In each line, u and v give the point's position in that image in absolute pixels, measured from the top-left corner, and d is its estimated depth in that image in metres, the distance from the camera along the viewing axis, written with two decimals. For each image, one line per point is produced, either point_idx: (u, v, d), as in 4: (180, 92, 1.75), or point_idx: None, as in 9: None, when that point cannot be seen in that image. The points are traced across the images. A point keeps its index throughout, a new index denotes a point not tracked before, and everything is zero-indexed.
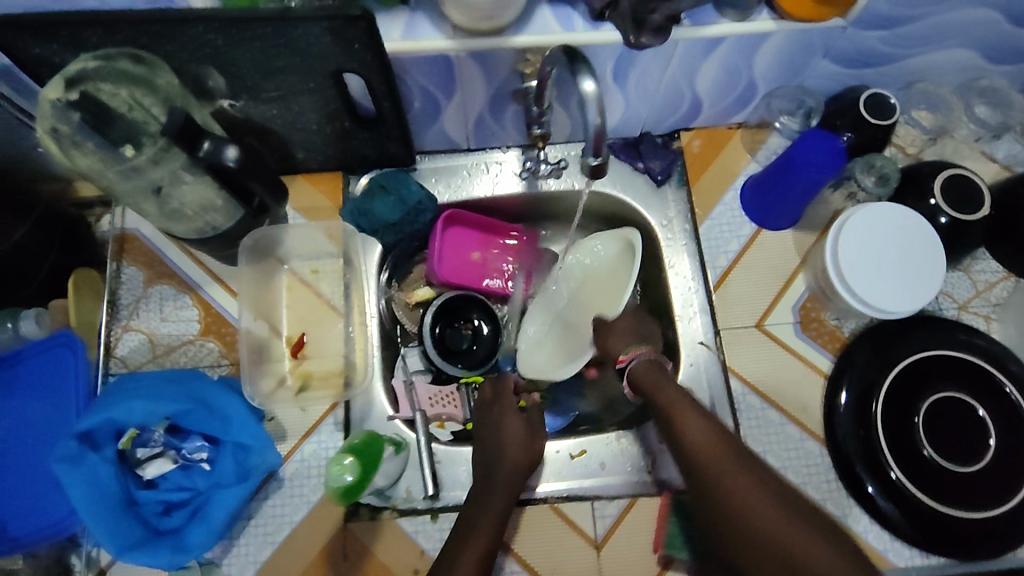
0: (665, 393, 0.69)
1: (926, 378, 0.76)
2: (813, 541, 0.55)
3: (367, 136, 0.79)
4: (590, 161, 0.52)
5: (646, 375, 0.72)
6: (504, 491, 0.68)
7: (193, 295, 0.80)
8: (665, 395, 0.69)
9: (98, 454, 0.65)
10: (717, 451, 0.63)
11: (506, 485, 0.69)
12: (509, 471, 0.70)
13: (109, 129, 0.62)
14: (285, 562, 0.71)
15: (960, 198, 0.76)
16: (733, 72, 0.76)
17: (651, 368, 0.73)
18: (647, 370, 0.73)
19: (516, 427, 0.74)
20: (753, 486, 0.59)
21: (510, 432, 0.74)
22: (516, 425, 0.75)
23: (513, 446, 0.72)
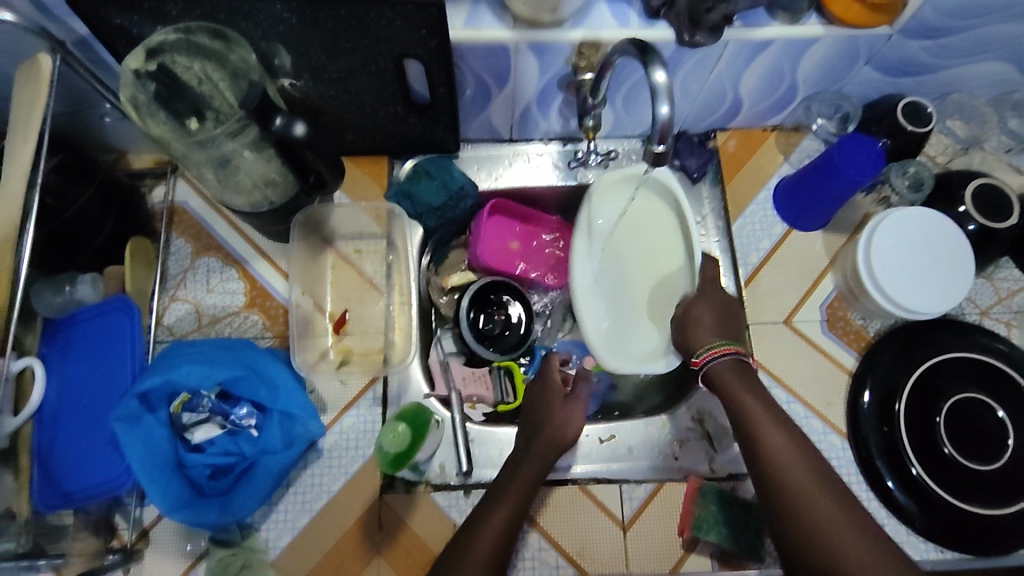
0: (748, 399, 0.63)
1: (949, 379, 0.78)
2: (882, 564, 0.54)
3: (417, 121, 0.81)
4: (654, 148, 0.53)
5: (728, 376, 0.65)
6: (531, 475, 0.69)
7: (238, 268, 0.82)
8: (748, 401, 0.63)
9: (153, 416, 0.68)
10: (796, 460, 0.59)
11: (536, 470, 0.69)
12: (543, 457, 0.71)
13: (180, 102, 0.64)
14: (322, 529, 0.74)
15: (991, 205, 0.79)
16: (777, 74, 0.78)
17: (735, 367, 0.66)
18: (731, 371, 0.65)
19: (561, 418, 0.74)
20: (831, 498, 0.57)
21: (556, 422, 0.74)
22: (563, 415, 0.74)
23: (555, 435, 0.73)
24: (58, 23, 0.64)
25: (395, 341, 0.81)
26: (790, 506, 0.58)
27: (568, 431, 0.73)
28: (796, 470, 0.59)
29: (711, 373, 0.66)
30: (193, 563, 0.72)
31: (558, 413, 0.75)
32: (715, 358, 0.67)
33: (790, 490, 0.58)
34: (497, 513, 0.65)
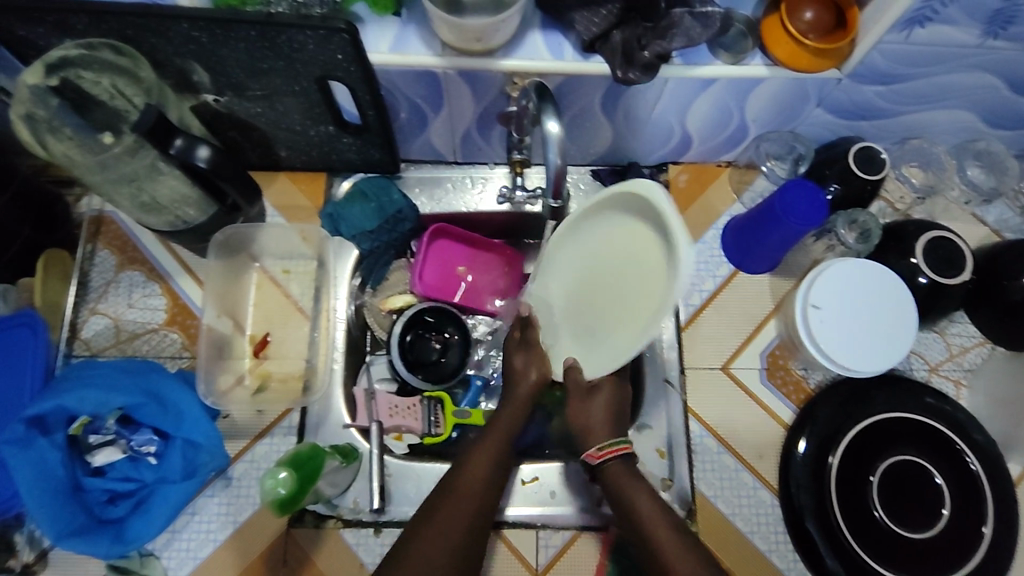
0: (637, 495, 0.60)
1: (887, 439, 0.75)
2: None
3: (351, 141, 0.78)
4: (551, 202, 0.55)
5: (618, 475, 0.62)
6: (497, 440, 0.66)
7: (162, 284, 0.80)
8: (639, 500, 0.60)
9: (47, 439, 0.65)
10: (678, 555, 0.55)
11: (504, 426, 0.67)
12: (508, 420, 0.68)
13: (89, 115, 0.63)
14: (224, 562, 0.72)
15: (944, 259, 0.75)
16: (725, 111, 0.75)
17: (625, 464, 0.63)
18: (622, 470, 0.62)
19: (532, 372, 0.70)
20: None
21: (523, 374, 0.70)
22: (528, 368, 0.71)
23: (521, 389, 0.70)
24: None
25: (317, 366, 0.79)
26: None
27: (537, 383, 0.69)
28: (683, 566, 0.54)
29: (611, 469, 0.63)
30: None
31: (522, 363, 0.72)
32: (610, 456, 0.63)
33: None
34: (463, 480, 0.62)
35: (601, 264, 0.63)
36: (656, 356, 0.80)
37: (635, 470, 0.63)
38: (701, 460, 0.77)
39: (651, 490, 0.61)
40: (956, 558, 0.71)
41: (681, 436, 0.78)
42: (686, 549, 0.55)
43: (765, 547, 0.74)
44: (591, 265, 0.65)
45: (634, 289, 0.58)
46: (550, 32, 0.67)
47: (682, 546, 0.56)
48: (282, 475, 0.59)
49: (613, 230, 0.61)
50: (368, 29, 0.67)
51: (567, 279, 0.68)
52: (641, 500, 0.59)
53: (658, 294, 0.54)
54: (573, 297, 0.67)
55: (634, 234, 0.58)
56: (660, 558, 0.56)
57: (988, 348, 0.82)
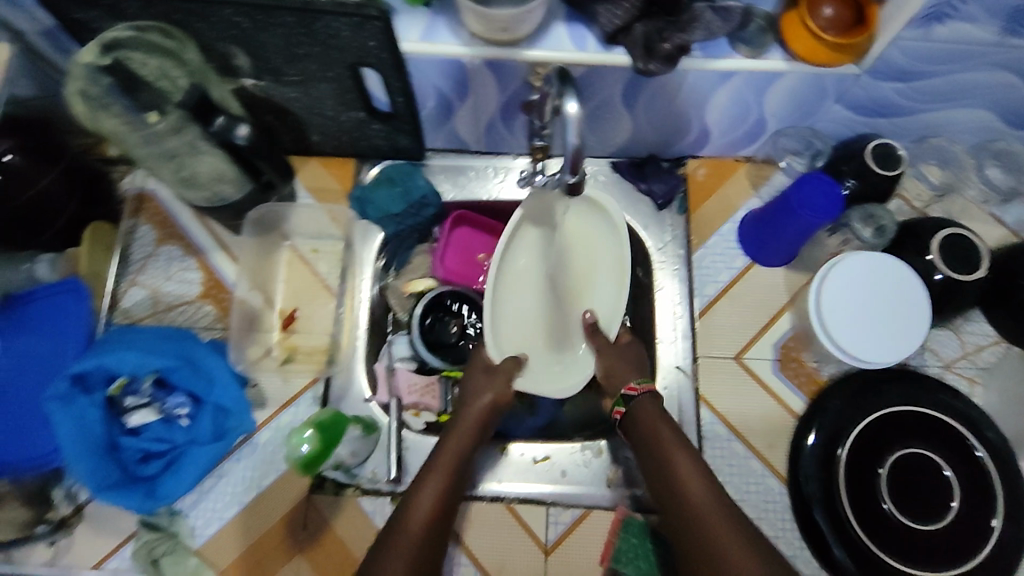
0: (661, 427, 0.68)
1: (896, 431, 0.76)
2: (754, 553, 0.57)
3: (380, 128, 0.82)
4: (569, 178, 0.56)
5: (644, 408, 0.71)
6: (450, 465, 0.69)
7: (198, 259, 0.84)
8: (662, 431, 0.68)
9: (87, 397, 0.69)
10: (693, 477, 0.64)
11: (452, 454, 0.70)
12: (458, 444, 0.71)
13: (138, 96, 0.66)
14: (247, 523, 0.75)
15: (960, 256, 0.76)
16: (743, 106, 0.76)
17: (653, 401, 0.71)
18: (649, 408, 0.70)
19: (480, 399, 0.74)
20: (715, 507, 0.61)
21: (475, 400, 0.74)
22: (477, 399, 0.74)
23: (467, 419, 0.73)
24: (27, 14, 0.68)
25: (341, 340, 0.83)
26: (690, 518, 0.61)
27: (487, 409, 0.73)
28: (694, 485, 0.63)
29: (637, 407, 0.71)
30: (122, 542, 0.74)
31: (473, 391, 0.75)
32: (640, 394, 0.71)
33: (690, 504, 0.62)
34: (417, 504, 0.65)
35: (526, 288, 0.82)
36: (669, 343, 0.83)
37: (661, 405, 0.71)
38: (710, 446, 0.78)
39: (673, 423, 0.69)
40: (962, 551, 0.72)
41: (692, 423, 0.79)
42: (702, 472, 0.64)
43: (772, 533, 0.75)
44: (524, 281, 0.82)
45: (575, 267, 0.83)
46: (574, 25, 0.70)
47: (694, 471, 0.64)
48: (307, 433, 0.64)
49: (531, 240, 0.80)
50: (400, 18, 0.70)
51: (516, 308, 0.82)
52: (663, 431, 0.68)
53: (616, 250, 0.79)
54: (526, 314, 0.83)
55: (574, 230, 0.82)
56: (673, 477, 0.64)
57: (1003, 347, 0.82)
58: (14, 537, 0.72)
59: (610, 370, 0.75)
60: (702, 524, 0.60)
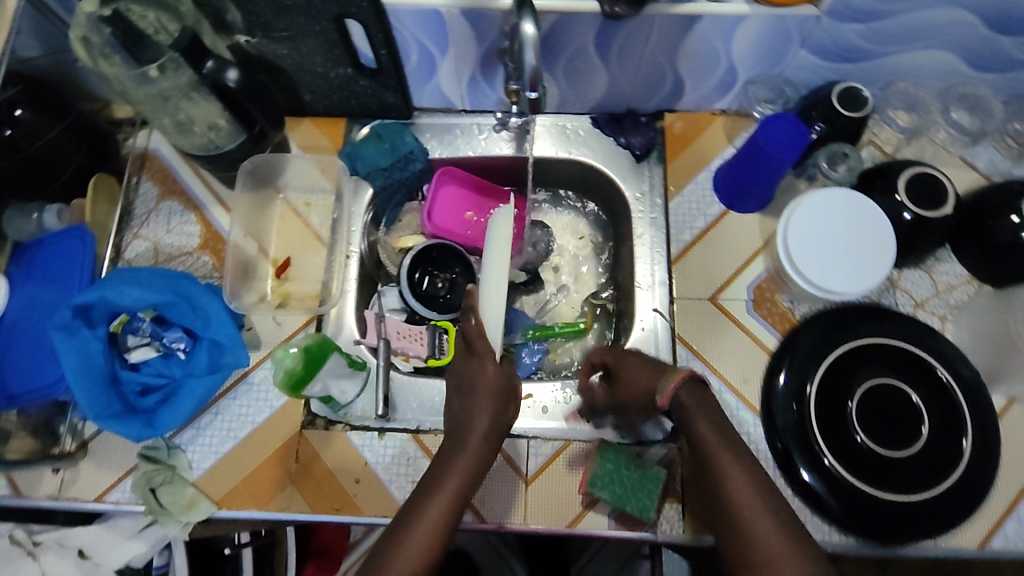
0: (702, 423, 0.61)
1: (864, 363, 0.78)
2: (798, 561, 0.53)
3: (367, 84, 0.86)
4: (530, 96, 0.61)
5: (689, 402, 0.63)
6: (463, 477, 0.63)
7: (196, 212, 0.89)
8: (704, 429, 0.61)
9: (90, 331, 0.74)
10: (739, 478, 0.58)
11: (457, 479, 0.62)
12: (474, 454, 0.64)
13: (140, 50, 0.70)
14: (242, 456, 0.79)
15: (927, 194, 0.78)
16: (712, 54, 0.80)
17: (691, 389, 0.63)
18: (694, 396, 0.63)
19: (482, 416, 0.66)
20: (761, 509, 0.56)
21: (485, 405, 0.66)
22: (485, 411, 0.66)
23: (473, 436, 0.65)
24: None
25: (332, 286, 0.87)
26: (728, 515, 0.57)
27: (489, 433, 0.66)
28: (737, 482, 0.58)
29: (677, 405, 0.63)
30: (123, 475, 0.78)
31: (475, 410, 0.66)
32: (671, 394, 0.64)
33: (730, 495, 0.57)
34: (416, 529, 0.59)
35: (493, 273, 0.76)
36: (649, 288, 0.86)
37: (705, 399, 0.63)
38: None
39: (717, 413, 0.62)
40: (934, 475, 0.74)
41: (669, 362, 0.82)
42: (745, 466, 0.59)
43: None
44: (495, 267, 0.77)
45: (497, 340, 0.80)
46: None
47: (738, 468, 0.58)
48: (291, 350, 0.74)
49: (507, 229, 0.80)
50: None
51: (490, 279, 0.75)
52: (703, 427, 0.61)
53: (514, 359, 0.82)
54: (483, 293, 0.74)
55: None
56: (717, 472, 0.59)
57: (975, 286, 0.84)
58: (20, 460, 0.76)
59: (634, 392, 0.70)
60: (745, 532, 0.55)
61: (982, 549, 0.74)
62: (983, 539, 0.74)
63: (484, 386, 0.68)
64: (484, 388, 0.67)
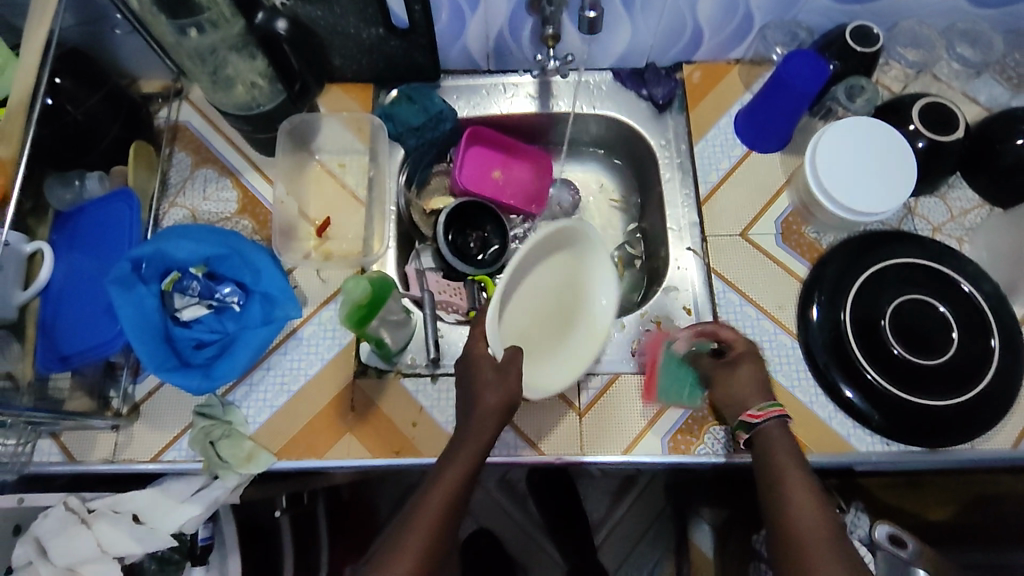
0: (782, 453, 0.66)
1: (891, 282, 0.81)
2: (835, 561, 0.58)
3: (398, 45, 0.88)
4: None
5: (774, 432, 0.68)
6: (465, 468, 0.66)
7: (232, 178, 0.90)
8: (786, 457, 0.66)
9: (144, 287, 0.74)
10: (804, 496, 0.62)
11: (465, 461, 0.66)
12: (475, 445, 0.67)
13: (180, 8, 0.69)
14: (297, 408, 0.79)
15: (939, 121, 0.83)
16: (731, 2, 0.84)
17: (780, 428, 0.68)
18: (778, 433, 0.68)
19: (491, 407, 0.68)
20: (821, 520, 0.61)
21: (488, 399, 0.68)
22: (494, 402, 0.68)
23: (481, 423, 0.68)
24: None
25: (373, 243, 0.88)
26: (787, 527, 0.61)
27: (499, 409, 0.68)
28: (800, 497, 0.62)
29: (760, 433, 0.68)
30: (178, 434, 0.79)
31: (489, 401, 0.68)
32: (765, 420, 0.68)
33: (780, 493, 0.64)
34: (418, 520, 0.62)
35: (536, 301, 0.79)
36: (680, 230, 0.89)
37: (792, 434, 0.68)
38: (724, 313, 0.84)
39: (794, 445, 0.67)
40: (968, 380, 0.77)
41: (706, 296, 0.85)
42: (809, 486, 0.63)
43: (789, 384, 0.80)
44: (539, 291, 0.79)
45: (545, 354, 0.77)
46: None
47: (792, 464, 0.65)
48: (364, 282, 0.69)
49: (587, 262, 0.81)
50: None
51: (520, 302, 0.77)
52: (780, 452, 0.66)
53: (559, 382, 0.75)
54: (519, 319, 0.77)
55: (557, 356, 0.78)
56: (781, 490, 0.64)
57: (986, 210, 0.88)
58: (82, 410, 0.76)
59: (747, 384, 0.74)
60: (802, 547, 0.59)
61: (1016, 450, 0.77)
62: (1016, 440, 0.78)
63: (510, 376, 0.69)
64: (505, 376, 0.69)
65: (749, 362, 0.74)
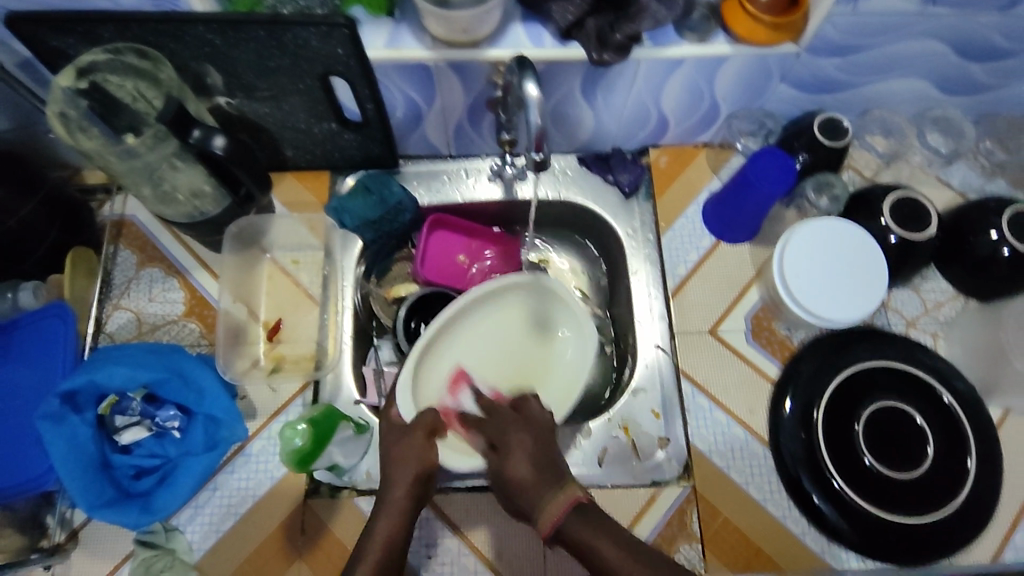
0: (603, 542, 0.57)
1: (867, 386, 0.79)
2: None
3: (352, 138, 0.83)
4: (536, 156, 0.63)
5: (575, 529, 0.58)
6: (394, 515, 0.65)
7: (179, 278, 0.85)
8: (602, 546, 0.57)
9: (78, 416, 0.71)
10: None
11: (382, 542, 0.63)
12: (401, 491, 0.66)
13: (115, 118, 0.70)
14: (244, 533, 0.75)
15: (910, 216, 0.80)
16: (696, 93, 0.81)
17: (580, 516, 0.59)
18: (585, 522, 0.59)
19: (399, 484, 0.67)
20: None
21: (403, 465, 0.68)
22: (400, 479, 0.67)
23: (394, 496, 0.66)
24: (4, 48, 0.71)
25: (327, 346, 0.84)
26: None
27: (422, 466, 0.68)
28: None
29: (563, 534, 0.59)
30: (119, 563, 0.73)
31: (394, 478, 0.67)
32: (560, 520, 0.59)
33: None
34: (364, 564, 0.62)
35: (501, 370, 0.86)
36: (648, 324, 0.86)
37: (594, 519, 0.59)
38: (694, 417, 0.81)
39: (615, 527, 0.59)
40: (943, 493, 0.75)
41: (674, 398, 0.82)
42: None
43: (760, 496, 0.77)
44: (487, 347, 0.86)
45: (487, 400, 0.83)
46: (531, 24, 0.74)
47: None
48: (300, 428, 0.71)
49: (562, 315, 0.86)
50: (364, 29, 0.73)
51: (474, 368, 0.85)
52: (602, 548, 0.57)
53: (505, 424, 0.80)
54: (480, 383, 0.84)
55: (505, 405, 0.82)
56: None
57: (961, 301, 0.86)
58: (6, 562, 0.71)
59: (531, 453, 0.65)
60: None
61: (994, 562, 0.76)
62: (994, 553, 0.76)
63: (412, 441, 0.69)
64: (405, 456, 0.68)
65: (529, 437, 0.67)
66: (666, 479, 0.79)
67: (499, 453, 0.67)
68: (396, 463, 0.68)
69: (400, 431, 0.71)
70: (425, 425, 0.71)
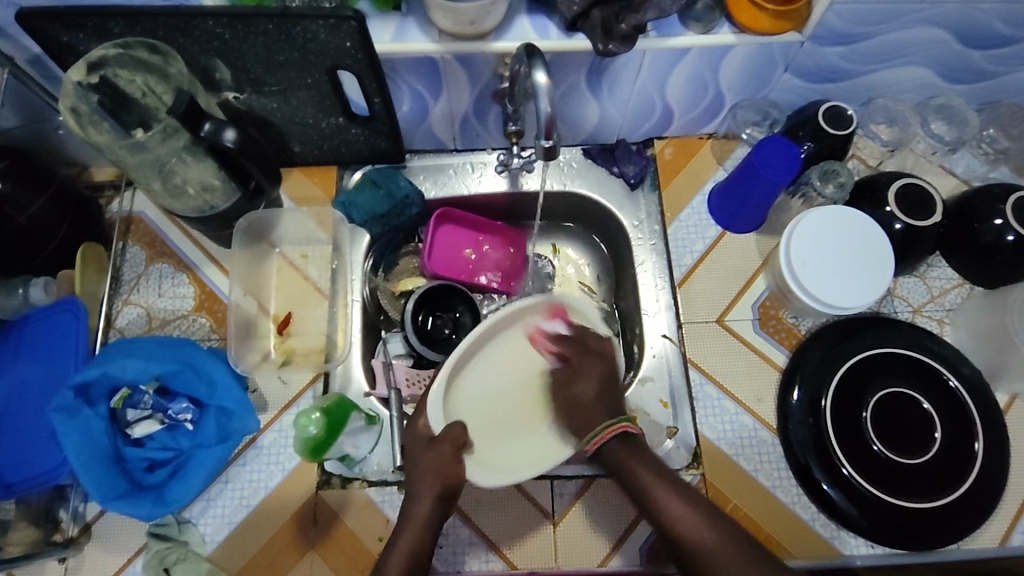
0: (637, 466, 0.67)
1: (875, 373, 0.79)
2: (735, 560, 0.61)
3: (359, 132, 0.84)
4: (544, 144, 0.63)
5: (620, 454, 0.68)
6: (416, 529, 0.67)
7: (188, 274, 0.85)
8: (637, 468, 0.66)
9: (91, 409, 0.72)
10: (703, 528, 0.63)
11: (405, 552, 0.65)
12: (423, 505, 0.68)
13: (126, 114, 0.69)
14: (256, 526, 0.75)
15: (915, 204, 0.80)
16: (701, 83, 0.81)
17: (625, 444, 0.68)
18: (626, 448, 0.68)
19: (422, 501, 0.68)
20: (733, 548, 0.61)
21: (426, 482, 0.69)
22: (424, 494, 0.68)
23: (417, 513, 0.68)
24: (12, 43, 0.72)
25: (336, 340, 0.84)
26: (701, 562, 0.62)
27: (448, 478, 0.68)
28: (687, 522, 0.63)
29: (604, 452, 0.69)
30: (131, 557, 0.74)
31: (417, 493, 0.69)
32: (604, 442, 0.69)
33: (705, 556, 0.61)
34: None
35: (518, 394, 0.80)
36: (654, 315, 0.86)
37: (637, 449, 0.68)
38: (703, 406, 0.81)
39: (648, 454, 0.68)
40: (952, 478, 0.76)
41: (683, 387, 0.83)
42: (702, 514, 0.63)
43: (770, 484, 0.78)
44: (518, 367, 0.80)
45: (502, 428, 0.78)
46: (536, 15, 0.74)
47: (678, 498, 0.65)
48: (314, 417, 0.72)
49: None
50: (371, 23, 0.74)
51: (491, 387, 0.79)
52: (636, 466, 0.67)
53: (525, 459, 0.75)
54: (493, 411, 0.79)
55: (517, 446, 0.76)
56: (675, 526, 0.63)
57: (966, 288, 0.86)
58: (20, 554, 0.71)
59: (590, 379, 0.74)
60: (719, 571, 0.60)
61: (1004, 546, 0.76)
62: (1003, 537, 0.76)
63: (442, 457, 0.69)
64: (427, 468, 0.69)
65: (591, 372, 0.75)
66: (676, 468, 0.79)
67: (569, 376, 0.76)
68: (420, 475, 0.69)
69: (427, 441, 0.71)
70: (452, 439, 0.70)
